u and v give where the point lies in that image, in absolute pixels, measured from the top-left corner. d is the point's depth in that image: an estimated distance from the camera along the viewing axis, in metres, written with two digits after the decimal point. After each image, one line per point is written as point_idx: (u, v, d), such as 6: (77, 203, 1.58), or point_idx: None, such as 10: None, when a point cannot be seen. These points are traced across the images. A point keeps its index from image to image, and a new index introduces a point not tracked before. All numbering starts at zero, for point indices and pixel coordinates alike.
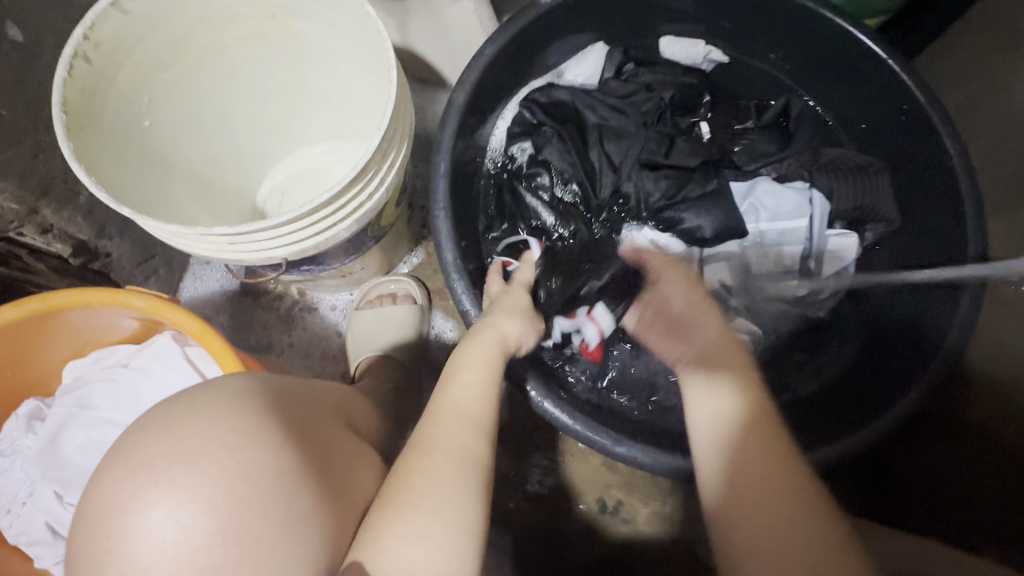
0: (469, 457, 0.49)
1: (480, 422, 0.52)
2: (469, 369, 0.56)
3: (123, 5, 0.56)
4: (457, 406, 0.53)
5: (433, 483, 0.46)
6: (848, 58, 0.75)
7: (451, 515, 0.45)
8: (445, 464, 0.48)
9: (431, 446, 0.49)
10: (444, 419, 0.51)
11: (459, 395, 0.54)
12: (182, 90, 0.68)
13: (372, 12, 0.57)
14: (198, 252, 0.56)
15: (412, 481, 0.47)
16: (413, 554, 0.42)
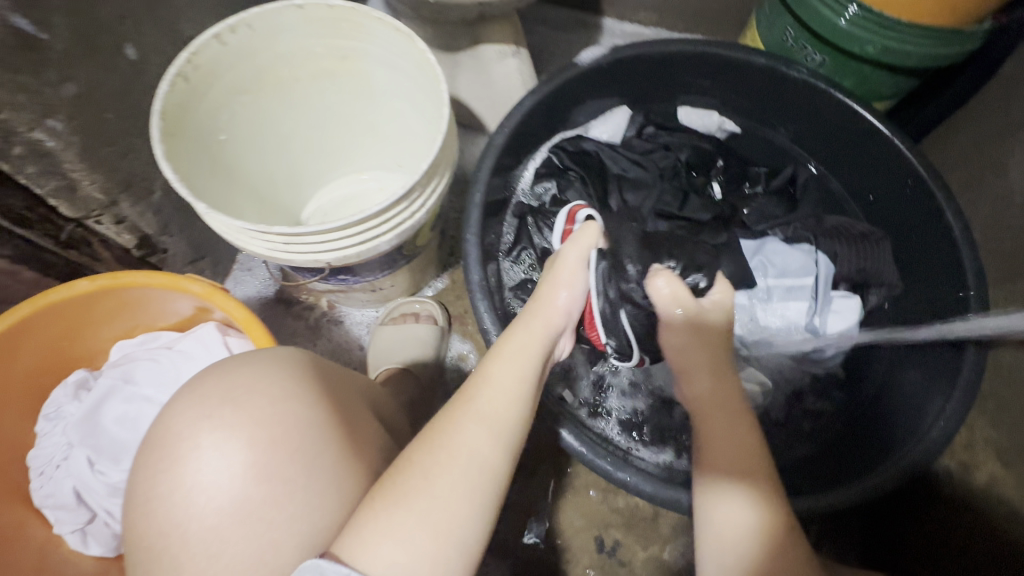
0: (488, 465, 0.47)
1: (508, 429, 0.50)
2: (507, 370, 0.53)
3: (224, 37, 0.66)
4: (488, 397, 0.51)
5: (437, 482, 0.45)
6: (855, 135, 0.82)
7: (446, 515, 0.44)
8: (456, 463, 0.46)
9: (439, 446, 0.47)
10: (470, 413, 0.50)
11: (488, 391, 0.52)
12: (255, 113, 0.77)
13: (432, 59, 0.65)
14: (254, 249, 0.63)
15: (416, 478, 0.45)
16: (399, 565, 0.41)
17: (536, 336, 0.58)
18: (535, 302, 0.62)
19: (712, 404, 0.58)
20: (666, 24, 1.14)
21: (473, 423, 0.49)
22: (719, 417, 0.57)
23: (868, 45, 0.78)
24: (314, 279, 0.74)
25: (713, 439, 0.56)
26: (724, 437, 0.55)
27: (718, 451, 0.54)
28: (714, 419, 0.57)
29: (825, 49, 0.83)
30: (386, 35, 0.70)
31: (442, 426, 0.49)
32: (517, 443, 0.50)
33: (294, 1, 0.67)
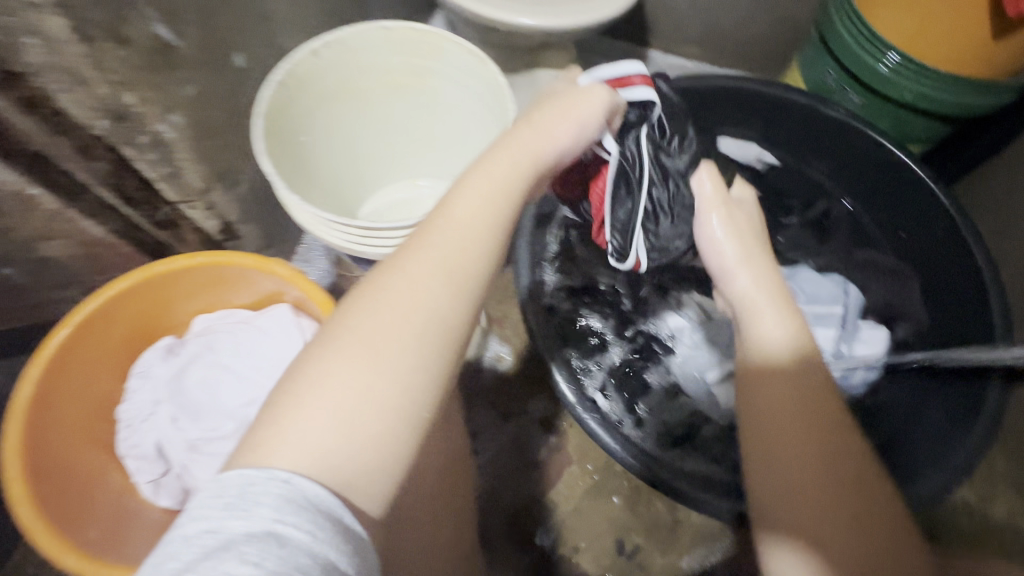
0: (440, 324, 0.43)
1: (468, 285, 0.45)
2: (468, 207, 0.47)
3: (320, 52, 0.75)
4: (443, 246, 0.45)
5: (380, 345, 0.41)
6: (890, 174, 0.86)
7: (384, 369, 0.41)
8: (405, 320, 0.42)
9: (380, 302, 0.43)
10: (421, 267, 0.44)
11: (442, 239, 0.46)
12: (336, 120, 0.85)
13: (504, 82, 0.73)
14: (334, 242, 0.70)
15: (356, 340, 0.41)
16: (336, 437, 0.39)
17: (523, 166, 0.49)
18: (529, 129, 0.51)
19: (792, 414, 0.51)
20: (710, 60, 1.20)
21: (427, 273, 0.44)
22: (800, 432, 0.50)
23: (907, 92, 0.83)
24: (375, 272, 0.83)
25: (794, 461, 0.49)
26: (808, 459, 0.49)
27: (801, 474, 0.48)
28: (794, 432, 0.50)
29: (863, 92, 0.89)
30: (462, 57, 0.77)
31: (390, 280, 0.44)
32: (473, 298, 0.46)
33: (382, 23, 0.76)
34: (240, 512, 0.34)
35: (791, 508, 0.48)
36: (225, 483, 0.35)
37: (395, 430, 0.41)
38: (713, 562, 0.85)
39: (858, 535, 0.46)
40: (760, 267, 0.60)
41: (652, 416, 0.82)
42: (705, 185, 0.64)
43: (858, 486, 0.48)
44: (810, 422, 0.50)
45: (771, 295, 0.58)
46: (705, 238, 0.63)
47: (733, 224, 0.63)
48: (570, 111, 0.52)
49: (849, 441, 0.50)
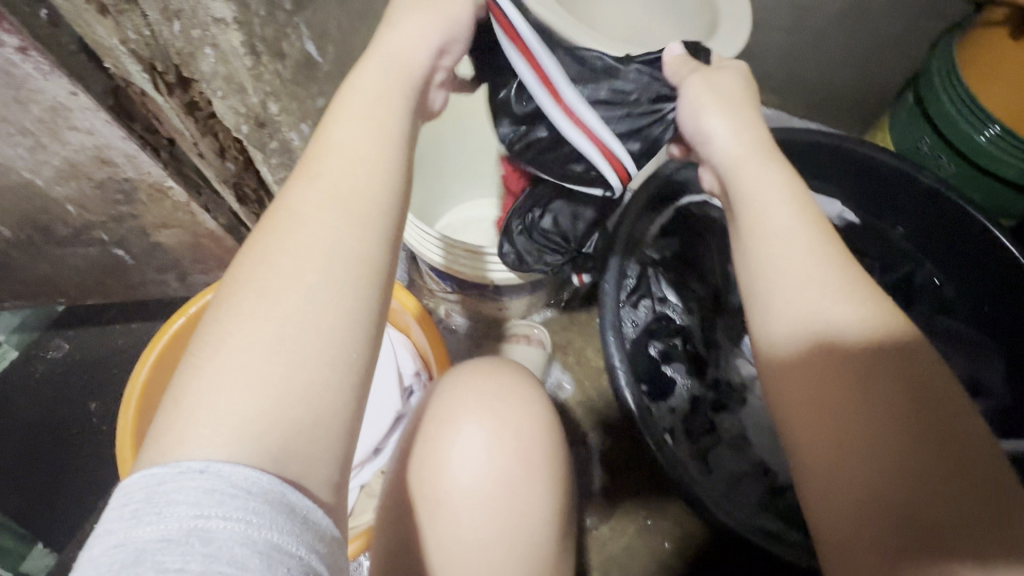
0: (344, 249, 0.41)
1: (368, 214, 0.43)
2: (356, 120, 0.46)
3: None
4: (335, 171, 0.44)
5: (279, 293, 0.39)
6: (979, 246, 0.85)
7: (281, 313, 0.38)
8: (303, 264, 0.40)
9: (279, 246, 0.41)
10: (312, 201, 0.43)
11: (331, 169, 0.44)
12: (435, 140, 0.89)
13: None
14: None
15: (248, 294, 0.39)
16: (254, 404, 0.36)
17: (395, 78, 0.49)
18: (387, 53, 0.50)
19: (814, 384, 0.42)
20: (789, 111, 1.21)
21: (310, 198, 0.43)
22: (810, 395, 0.42)
23: (1007, 168, 0.83)
24: (475, 292, 0.86)
25: (813, 430, 0.42)
26: (826, 421, 0.41)
27: (826, 440, 0.41)
28: (805, 407, 0.42)
29: (957, 161, 0.89)
30: None
31: (278, 218, 0.42)
32: (383, 216, 0.44)
33: None
34: (159, 515, 0.31)
35: (828, 487, 0.40)
36: (133, 488, 0.33)
37: (325, 377, 0.38)
38: None
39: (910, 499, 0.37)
40: (743, 141, 0.52)
41: (719, 462, 0.82)
42: (688, 77, 0.56)
43: (898, 438, 0.39)
44: (820, 379, 0.42)
45: (752, 142, 0.52)
46: (691, 114, 0.55)
47: (719, 92, 0.54)
48: (436, 11, 0.52)
49: (873, 383, 0.41)
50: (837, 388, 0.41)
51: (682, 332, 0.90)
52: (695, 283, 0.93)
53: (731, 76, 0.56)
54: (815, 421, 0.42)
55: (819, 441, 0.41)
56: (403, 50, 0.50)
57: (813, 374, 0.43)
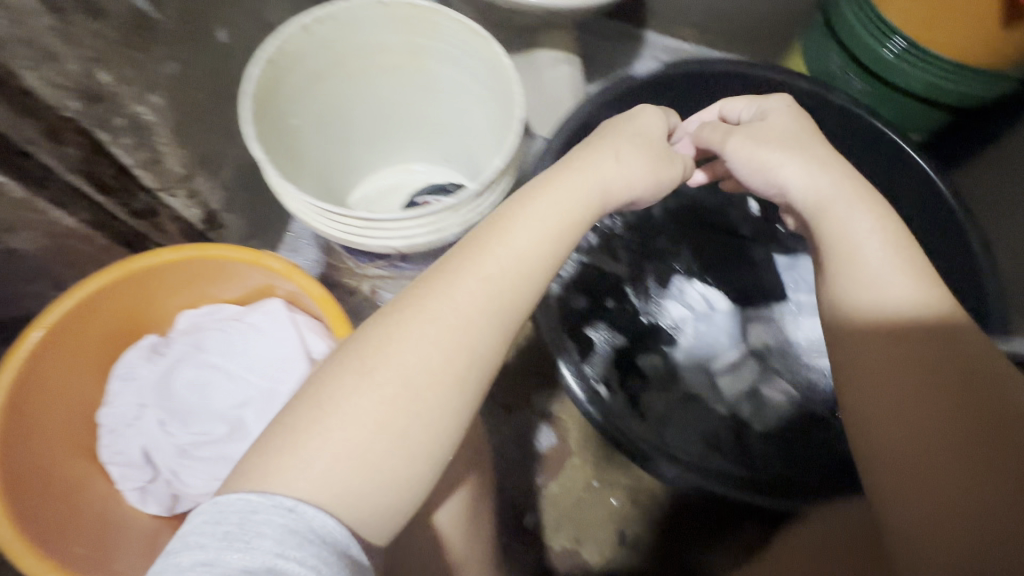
0: (471, 353, 0.44)
1: (503, 329, 0.46)
2: (525, 226, 0.48)
3: (310, 27, 0.69)
4: (493, 280, 0.46)
5: (413, 381, 0.43)
6: (889, 164, 0.87)
7: (413, 402, 0.42)
8: (440, 360, 0.43)
9: (419, 336, 0.44)
10: (460, 307, 0.45)
11: (496, 266, 0.46)
12: (325, 103, 0.79)
13: (508, 63, 0.68)
14: (332, 235, 0.67)
15: (382, 372, 0.42)
16: (352, 471, 0.40)
17: (573, 190, 0.51)
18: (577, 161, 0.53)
19: (879, 376, 0.44)
20: (707, 43, 1.18)
21: (460, 293, 0.45)
22: (873, 368, 0.45)
23: (915, 81, 0.83)
24: (371, 263, 0.81)
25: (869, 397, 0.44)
26: (885, 393, 0.44)
27: (882, 409, 0.43)
28: (873, 401, 0.44)
29: (869, 81, 0.88)
30: (462, 37, 0.72)
31: (430, 308, 0.44)
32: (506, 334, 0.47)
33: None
34: (245, 545, 0.35)
35: (888, 477, 0.42)
36: (225, 510, 0.37)
37: (413, 470, 0.42)
38: (717, 552, 0.85)
39: (965, 476, 0.39)
40: (807, 175, 0.52)
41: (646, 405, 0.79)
42: (734, 134, 0.56)
43: (956, 436, 0.40)
44: (891, 356, 0.45)
45: (837, 183, 0.51)
46: (753, 170, 0.54)
47: (764, 136, 0.54)
48: (653, 164, 0.56)
49: (945, 373, 0.42)
50: (908, 389, 0.43)
51: (612, 280, 0.86)
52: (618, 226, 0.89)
53: (779, 119, 0.56)
54: (875, 415, 0.44)
55: (881, 436, 0.43)
56: (607, 165, 0.53)
57: (881, 373, 0.44)
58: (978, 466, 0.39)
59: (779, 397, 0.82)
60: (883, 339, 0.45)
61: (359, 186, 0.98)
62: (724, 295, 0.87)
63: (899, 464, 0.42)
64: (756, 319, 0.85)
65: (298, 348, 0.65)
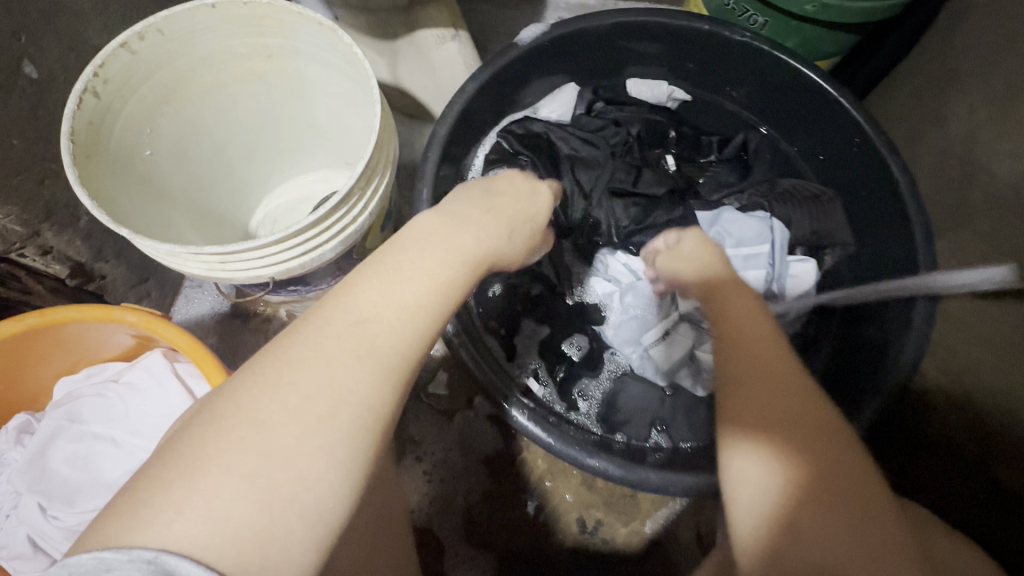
0: (348, 390, 0.38)
1: (386, 367, 0.40)
2: (413, 273, 0.44)
3: (132, 45, 0.61)
4: (374, 319, 0.41)
5: (275, 427, 0.36)
6: (800, 95, 0.82)
7: (286, 456, 0.35)
8: (304, 399, 0.37)
9: (284, 374, 0.37)
10: (329, 341, 0.39)
11: (363, 296, 0.41)
12: (181, 124, 0.73)
13: (359, 53, 0.62)
14: (192, 271, 0.59)
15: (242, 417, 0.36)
16: (208, 528, 0.32)
17: (455, 246, 0.47)
18: (464, 214, 0.52)
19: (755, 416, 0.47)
20: None
21: (337, 333, 0.39)
22: (759, 423, 0.46)
23: (807, 4, 0.77)
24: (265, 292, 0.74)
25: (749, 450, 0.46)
26: (769, 446, 0.45)
27: (765, 462, 0.45)
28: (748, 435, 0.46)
29: (768, 12, 0.82)
30: (308, 30, 0.66)
31: (298, 347, 0.39)
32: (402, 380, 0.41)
33: (205, 1, 0.62)
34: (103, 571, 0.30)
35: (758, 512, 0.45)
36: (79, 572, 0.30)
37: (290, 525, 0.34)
38: (675, 523, 0.83)
39: (827, 517, 0.42)
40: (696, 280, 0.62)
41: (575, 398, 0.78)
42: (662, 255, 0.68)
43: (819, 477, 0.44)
44: (769, 415, 0.47)
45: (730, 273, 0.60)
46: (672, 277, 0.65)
47: (692, 250, 0.65)
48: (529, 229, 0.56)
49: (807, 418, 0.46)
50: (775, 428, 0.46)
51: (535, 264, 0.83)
52: None
53: (692, 237, 0.66)
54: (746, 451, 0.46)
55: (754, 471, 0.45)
56: (486, 221, 0.52)
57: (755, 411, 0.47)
58: (847, 532, 0.42)
59: None
60: (751, 380, 0.49)
61: (258, 206, 0.92)
62: None
63: (776, 530, 0.44)
64: None
65: (183, 401, 0.59)
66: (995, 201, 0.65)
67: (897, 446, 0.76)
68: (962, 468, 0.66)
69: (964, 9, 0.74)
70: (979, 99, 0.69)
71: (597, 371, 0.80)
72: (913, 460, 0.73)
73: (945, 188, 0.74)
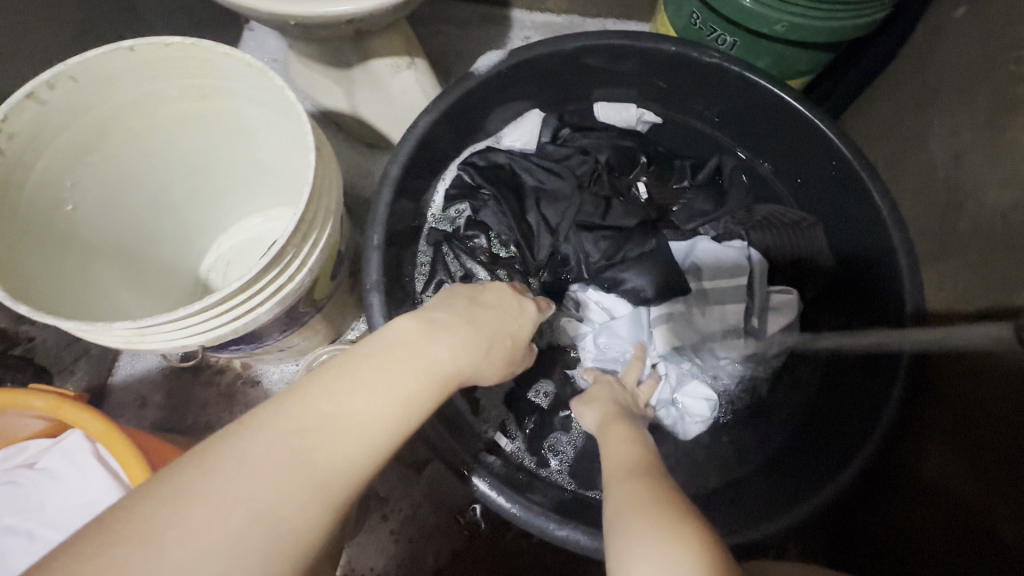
0: (275, 526, 0.28)
1: (333, 492, 0.31)
2: (380, 363, 0.36)
3: (40, 95, 0.55)
4: (326, 419, 0.32)
5: (169, 574, 0.25)
6: (775, 116, 0.78)
7: None
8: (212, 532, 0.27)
9: (195, 492, 0.27)
10: (259, 457, 0.29)
11: (317, 400, 0.33)
12: (106, 172, 0.67)
13: (292, 96, 0.57)
14: (108, 343, 0.53)
15: (118, 558, 0.25)
16: None
17: (435, 337, 0.40)
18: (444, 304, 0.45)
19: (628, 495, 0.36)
20: (579, 13, 1.08)
21: (275, 433, 0.31)
22: (629, 503, 0.35)
23: (776, 24, 0.73)
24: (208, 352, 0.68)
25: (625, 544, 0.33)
26: (649, 521, 0.32)
27: (640, 536, 0.32)
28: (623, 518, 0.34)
29: (736, 33, 0.78)
30: (239, 71, 0.61)
31: (219, 456, 0.29)
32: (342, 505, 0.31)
33: (122, 43, 0.57)
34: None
35: None
36: None
37: None
38: None
39: None
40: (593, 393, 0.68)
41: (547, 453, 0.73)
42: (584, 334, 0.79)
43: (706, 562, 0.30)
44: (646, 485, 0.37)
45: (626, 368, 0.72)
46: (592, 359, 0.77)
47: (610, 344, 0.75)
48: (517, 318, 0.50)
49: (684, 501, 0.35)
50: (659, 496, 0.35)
51: None
52: (494, 245, 0.83)
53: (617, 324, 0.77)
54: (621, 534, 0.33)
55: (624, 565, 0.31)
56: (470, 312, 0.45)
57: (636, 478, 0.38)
58: None
59: (701, 405, 0.76)
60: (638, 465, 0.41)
61: (207, 250, 0.86)
62: (625, 299, 0.78)
63: None
64: (654, 318, 0.76)
65: (105, 489, 0.53)
66: (981, 232, 0.61)
67: (885, 489, 0.70)
68: (942, 517, 0.60)
69: (941, 24, 0.71)
70: (961, 121, 0.65)
71: (571, 420, 0.75)
72: (896, 505, 0.68)
73: (930, 214, 0.70)
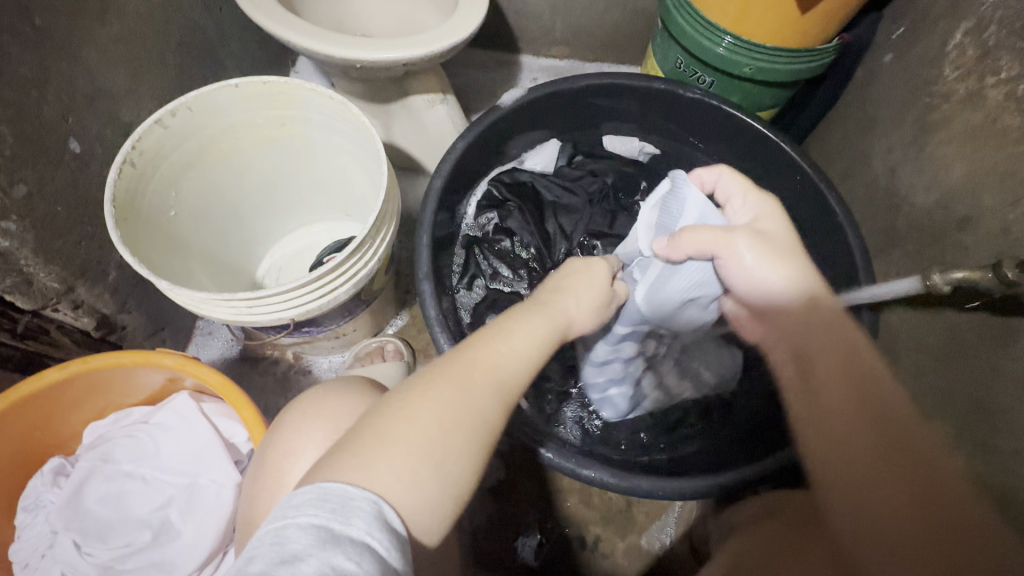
0: (483, 424, 0.46)
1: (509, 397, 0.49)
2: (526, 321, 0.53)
3: (165, 121, 0.70)
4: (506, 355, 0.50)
5: (440, 435, 0.44)
6: (748, 141, 0.95)
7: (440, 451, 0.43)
8: (453, 417, 0.45)
9: (439, 393, 0.46)
10: (471, 376, 0.48)
11: (494, 344, 0.51)
12: (201, 185, 0.81)
13: (366, 121, 0.71)
14: (220, 315, 0.65)
15: (417, 424, 0.44)
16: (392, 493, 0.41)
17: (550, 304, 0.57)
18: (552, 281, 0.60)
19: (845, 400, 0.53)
20: (580, 58, 1.27)
21: (477, 361, 0.49)
22: (849, 404, 0.53)
23: (744, 67, 0.91)
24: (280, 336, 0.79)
25: (857, 494, 0.50)
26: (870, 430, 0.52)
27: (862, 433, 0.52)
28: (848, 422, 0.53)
29: (714, 74, 0.96)
30: (320, 104, 0.75)
31: (448, 374, 0.47)
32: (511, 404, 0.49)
33: (230, 81, 0.72)
34: (344, 521, 0.36)
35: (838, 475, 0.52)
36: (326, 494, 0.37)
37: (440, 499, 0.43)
38: (669, 534, 0.89)
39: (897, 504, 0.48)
40: (791, 283, 0.59)
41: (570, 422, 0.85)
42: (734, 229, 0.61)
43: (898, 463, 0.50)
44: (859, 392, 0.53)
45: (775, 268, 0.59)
46: (739, 272, 0.61)
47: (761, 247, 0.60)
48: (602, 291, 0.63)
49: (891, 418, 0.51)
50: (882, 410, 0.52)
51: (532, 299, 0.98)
52: (517, 247, 1.00)
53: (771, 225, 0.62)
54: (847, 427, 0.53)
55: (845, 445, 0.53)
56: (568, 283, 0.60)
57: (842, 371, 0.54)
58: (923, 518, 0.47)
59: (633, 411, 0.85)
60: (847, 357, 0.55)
61: (265, 256, 0.98)
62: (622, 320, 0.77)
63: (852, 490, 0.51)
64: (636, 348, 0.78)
65: (213, 439, 0.65)
66: (916, 226, 0.76)
67: None
68: None
69: (875, 68, 0.88)
70: (895, 141, 0.82)
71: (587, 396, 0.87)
72: None
73: (877, 217, 0.85)
